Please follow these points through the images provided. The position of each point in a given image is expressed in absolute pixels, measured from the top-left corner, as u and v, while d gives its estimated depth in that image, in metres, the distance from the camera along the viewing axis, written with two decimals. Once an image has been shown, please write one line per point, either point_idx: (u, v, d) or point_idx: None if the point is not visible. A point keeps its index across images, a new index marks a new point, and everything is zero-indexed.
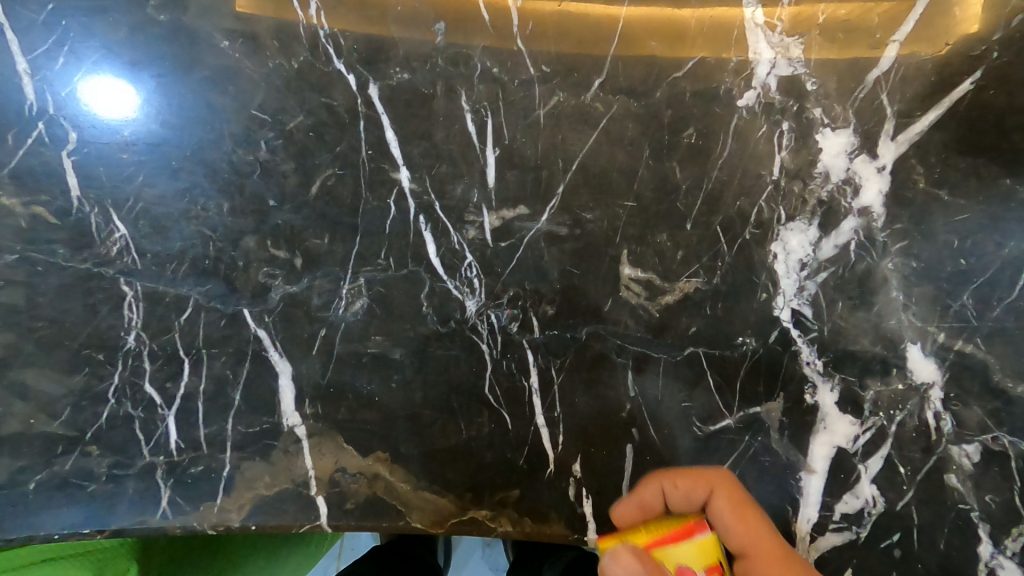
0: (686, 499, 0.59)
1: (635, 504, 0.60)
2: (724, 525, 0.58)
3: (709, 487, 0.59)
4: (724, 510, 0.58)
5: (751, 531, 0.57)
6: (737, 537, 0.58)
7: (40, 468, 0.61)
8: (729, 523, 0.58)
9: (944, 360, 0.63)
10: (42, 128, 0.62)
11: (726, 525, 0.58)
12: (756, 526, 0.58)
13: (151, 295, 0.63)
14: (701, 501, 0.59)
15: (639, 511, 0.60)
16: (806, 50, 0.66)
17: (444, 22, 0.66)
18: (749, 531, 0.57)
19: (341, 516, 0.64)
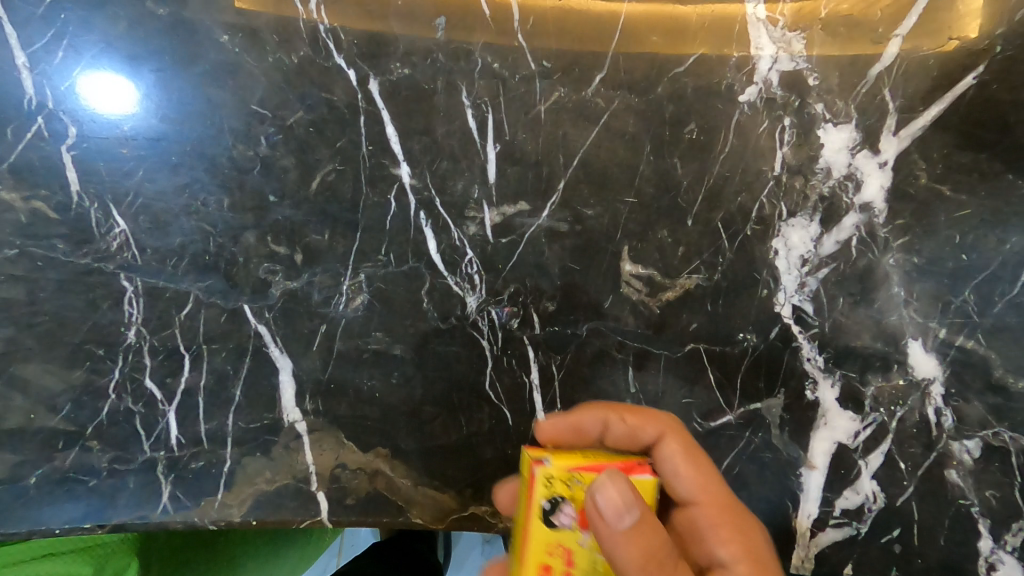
0: (631, 436, 0.56)
1: (569, 424, 0.56)
2: (672, 468, 0.55)
3: (659, 428, 0.56)
4: (673, 454, 0.55)
5: (696, 476, 0.54)
6: (684, 479, 0.55)
7: (40, 463, 0.60)
8: (680, 467, 0.55)
9: (944, 356, 0.63)
10: (40, 122, 0.62)
11: (673, 469, 0.55)
12: (704, 471, 0.55)
13: (152, 291, 0.63)
14: (647, 439, 0.56)
15: (574, 435, 0.55)
16: (808, 45, 0.65)
17: (445, 17, 0.66)
18: (699, 477, 0.54)
19: (341, 511, 0.64)
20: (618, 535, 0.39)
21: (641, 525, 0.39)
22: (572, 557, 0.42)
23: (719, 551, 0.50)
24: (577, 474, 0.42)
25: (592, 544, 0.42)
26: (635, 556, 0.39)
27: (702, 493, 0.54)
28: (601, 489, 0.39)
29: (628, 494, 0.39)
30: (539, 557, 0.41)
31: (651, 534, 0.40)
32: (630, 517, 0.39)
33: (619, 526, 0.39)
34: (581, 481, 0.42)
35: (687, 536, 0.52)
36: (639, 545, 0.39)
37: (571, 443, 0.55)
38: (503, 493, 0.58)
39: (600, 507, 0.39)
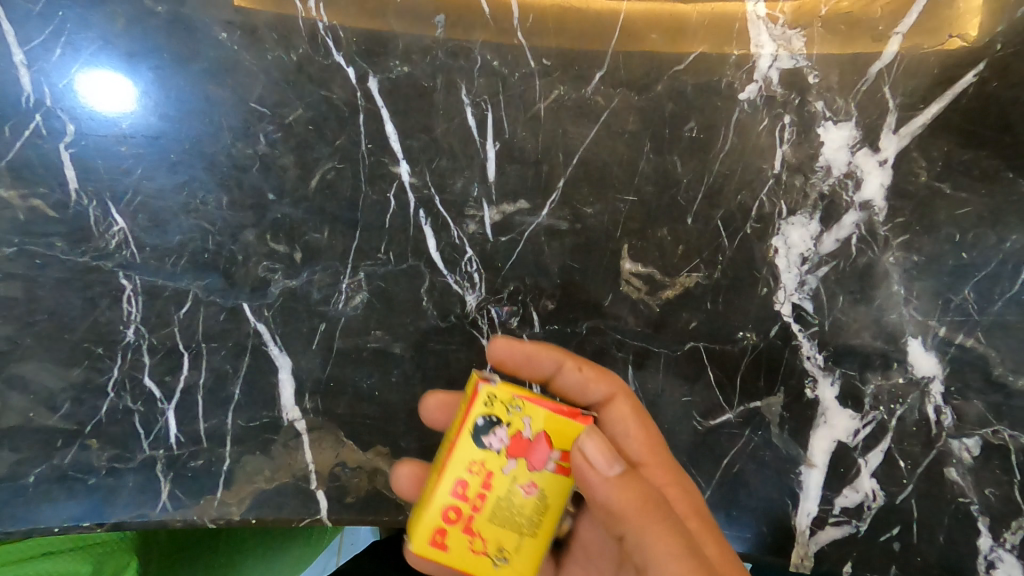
0: (582, 388, 0.59)
1: (524, 355, 0.59)
2: (622, 428, 0.57)
3: (613, 387, 0.59)
4: (623, 416, 0.58)
5: (643, 441, 0.57)
6: (633, 442, 0.57)
7: (38, 462, 0.60)
8: (630, 429, 0.57)
9: (945, 354, 0.63)
10: (38, 120, 0.62)
11: (622, 431, 0.58)
12: (649, 436, 0.57)
13: (151, 289, 0.63)
14: (598, 394, 0.59)
15: (529, 368, 0.60)
16: (808, 43, 0.65)
17: (444, 15, 0.66)
18: (647, 442, 0.57)
19: (340, 510, 0.64)
20: (609, 477, 0.45)
21: (625, 474, 0.46)
22: (492, 478, 0.49)
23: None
24: (519, 403, 0.49)
25: (515, 472, 0.49)
26: (629, 498, 0.44)
27: (648, 455, 0.56)
28: (589, 436, 0.46)
29: (610, 449, 0.46)
30: (462, 468, 0.49)
31: (639, 486, 0.45)
32: (617, 465, 0.46)
33: (608, 469, 0.45)
34: (527, 416, 0.49)
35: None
36: (630, 492, 0.45)
37: (523, 369, 0.60)
38: (433, 400, 0.61)
39: (587, 453, 0.46)
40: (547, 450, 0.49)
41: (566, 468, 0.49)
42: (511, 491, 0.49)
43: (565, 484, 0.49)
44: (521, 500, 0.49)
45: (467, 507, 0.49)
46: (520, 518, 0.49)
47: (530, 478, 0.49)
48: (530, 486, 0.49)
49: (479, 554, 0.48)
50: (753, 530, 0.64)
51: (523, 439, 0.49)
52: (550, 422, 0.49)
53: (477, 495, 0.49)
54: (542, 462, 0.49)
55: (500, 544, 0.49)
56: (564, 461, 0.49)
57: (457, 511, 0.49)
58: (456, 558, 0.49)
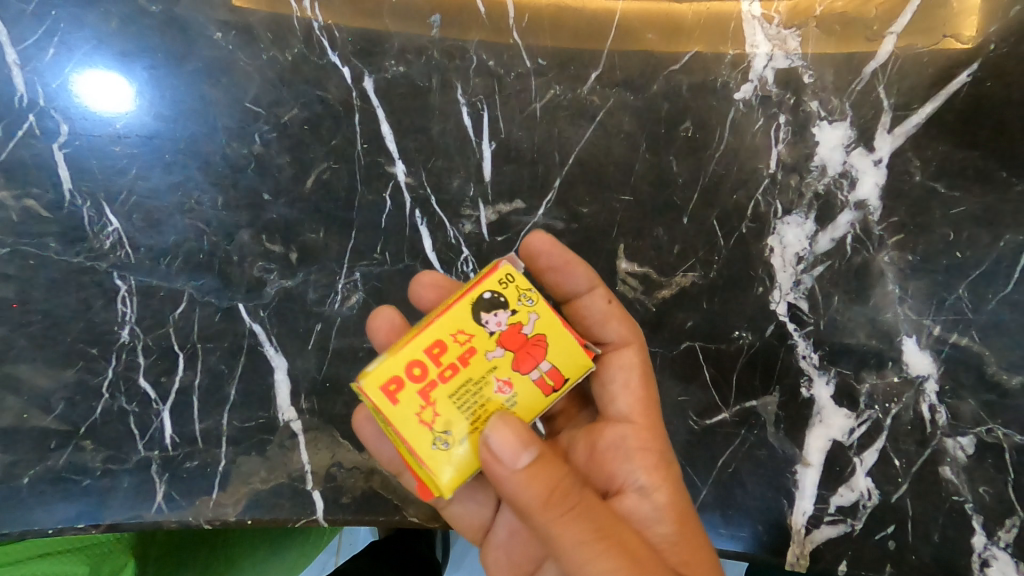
0: (601, 321, 0.58)
1: (560, 261, 0.58)
2: (622, 377, 0.56)
3: (630, 333, 0.57)
4: (629, 365, 0.56)
5: (637, 396, 0.56)
6: (626, 397, 0.56)
7: (32, 463, 0.60)
8: (631, 380, 0.56)
9: (939, 353, 0.63)
10: (32, 120, 0.62)
11: (622, 380, 0.56)
12: (647, 393, 0.56)
13: (146, 290, 0.63)
14: (614, 333, 0.57)
15: (557, 277, 0.59)
16: (802, 43, 0.66)
17: (440, 15, 0.66)
18: (642, 400, 0.56)
19: (337, 510, 0.63)
20: (515, 471, 0.43)
21: (539, 459, 0.43)
22: (472, 355, 0.49)
23: (637, 474, 0.53)
24: (533, 297, 0.50)
25: (497, 360, 0.49)
26: (539, 490, 0.43)
27: (638, 414, 0.55)
28: (500, 423, 0.44)
29: (522, 439, 0.43)
30: (448, 333, 0.49)
31: (555, 471, 0.44)
32: (525, 456, 0.43)
33: (516, 461, 0.43)
34: (534, 313, 0.49)
35: (610, 445, 0.55)
36: (541, 483, 0.43)
37: (552, 271, 0.58)
38: (427, 277, 0.60)
39: (494, 448, 0.43)
40: (537, 357, 0.49)
41: (547, 387, 0.49)
42: (483, 379, 0.48)
43: (538, 398, 0.48)
44: (488, 393, 0.48)
45: (431, 368, 0.48)
46: (478, 411, 0.48)
47: (507, 375, 0.48)
48: (504, 382, 0.48)
49: (424, 426, 0.47)
50: (749, 529, 0.64)
51: (520, 333, 0.49)
52: (553, 333, 0.49)
53: (448, 365, 0.48)
54: (526, 367, 0.48)
55: (447, 426, 0.48)
56: (549, 377, 0.49)
57: (422, 369, 0.48)
58: (398, 416, 0.47)
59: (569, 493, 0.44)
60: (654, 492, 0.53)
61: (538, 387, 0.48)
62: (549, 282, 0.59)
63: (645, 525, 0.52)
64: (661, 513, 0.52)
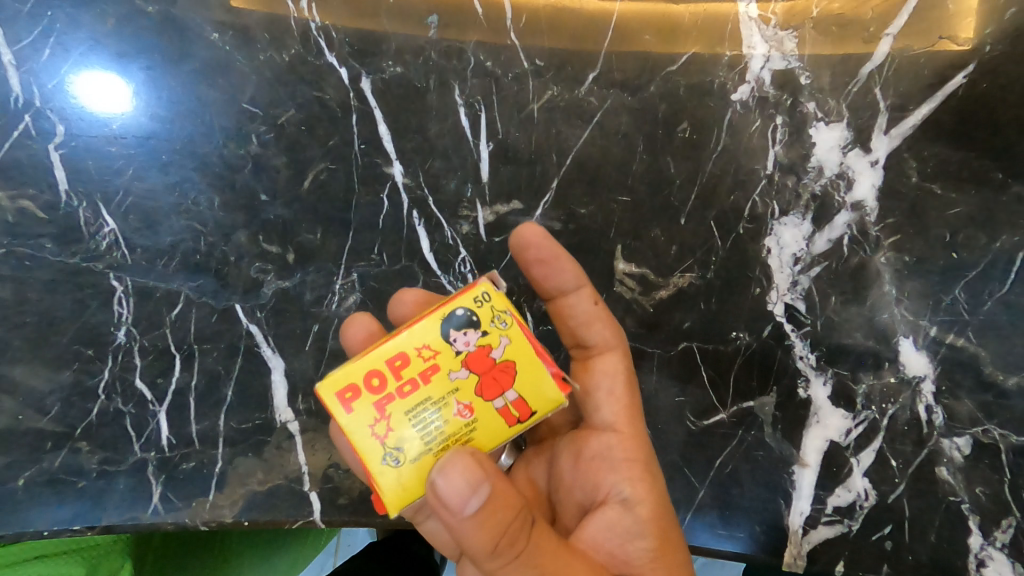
0: (586, 323, 0.58)
1: (548, 254, 0.57)
2: (607, 385, 0.56)
3: (614, 338, 0.57)
4: (614, 371, 0.57)
5: (622, 403, 0.56)
6: (611, 404, 0.56)
7: (28, 464, 0.59)
8: (616, 387, 0.56)
9: (935, 354, 0.63)
10: (28, 121, 0.61)
11: (608, 387, 0.56)
12: (631, 401, 0.56)
13: (142, 291, 0.63)
14: (597, 337, 0.57)
15: (545, 269, 0.57)
16: (799, 44, 0.66)
17: (437, 15, 0.66)
18: (626, 406, 0.56)
19: (334, 512, 0.63)
20: (460, 519, 0.40)
21: (487, 503, 0.40)
22: (435, 372, 0.46)
23: (622, 486, 0.53)
24: (507, 319, 0.46)
25: (460, 382, 0.45)
26: (484, 540, 0.40)
27: (623, 423, 0.55)
28: (451, 463, 0.40)
29: (470, 482, 0.40)
30: (413, 346, 0.46)
31: (503, 517, 0.41)
32: (472, 502, 0.40)
33: (461, 509, 0.40)
34: (506, 337, 0.46)
35: (595, 455, 0.55)
36: (486, 532, 0.40)
37: (540, 265, 0.57)
38: (410, 295, 0.59)
39: (441, 492, 0.40)
40: (503, 385, 0.45)
41: (511, 417, 0.45)
42: (443, 399, 0.45)
43: (499, 428, 0.45)
44: (447, 415, 0.45)
45: (390, 380, 0.45)
46: (434, 433, 0.45)
47: (470, 399, 0.45)
48: (465, 406, 0.45)
49: (375, 440, 0.44)
50: (746, 529, 0.64)
51: (489, 356, 0.46)
52: (523, 361, 0.46)
53: (409, 380, 0.45)
54: (491, 393, 0.45)
55: (399, 443, 0.44)
56: (514, 408, 0.45)
57: (382, 379, 0.45)
58: (349, 426, 0.44)
59: (518, 540, 0.42)
60: (637, 505, 0.52)
61: (500, 416, 0.45)
62: (536, 276, 0.58)
63: (625, 540, 0.51)
64: (643, 527, 0.51)
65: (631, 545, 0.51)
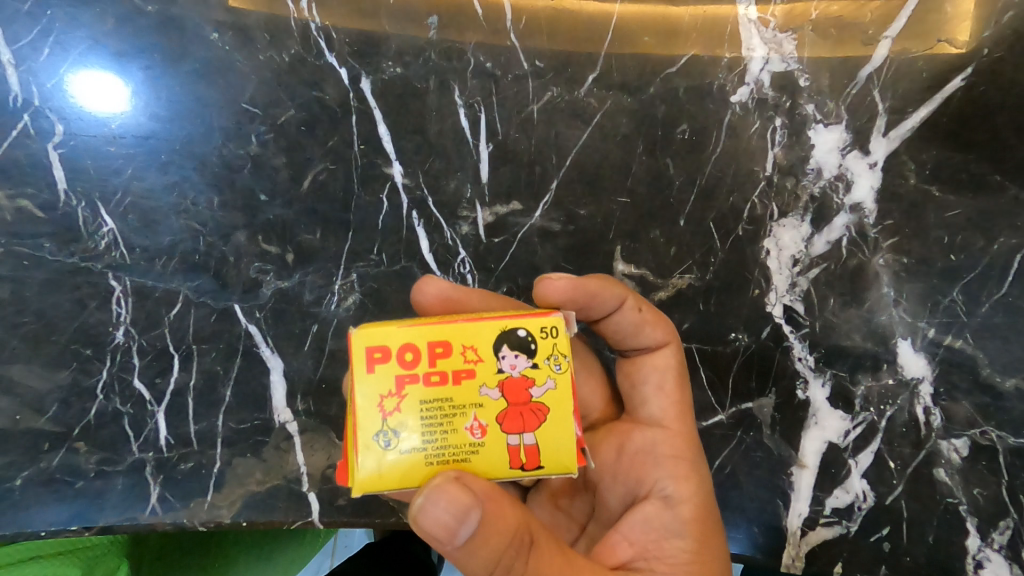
0: (634, 332, 0.56)
1: (586, 296, 0.53)
2: (656, 380, 0.56)
3: (668, 336, 0.56)
4: (665, 369, 0.56)
5: (672, 400, 0.56)
6: (659, 401, 0.56)
7: (26, 465, 0.59)
8: (665, 384, 0.56)
9: (934, 355, 0.63)
10: (27, 120, 0.61)
11: (657, 383, 0.56)
12: (681, 399, 0.56)
13: (141, 290, 0.62)
14: (650, 340, 0.56)
15: (587, 308, 0.54)
16: (798, 46, 0.66)
17: (437, 16, 0.66)
18: (673, 405, 0.56)
19: (333, 512, 0.62)
20: (451, 548, 0.39)
21: (482, 528, 0.39)
22: (468, 377, 0.43)
23: (666, 482, 0.53)
24: (561, 363, 0.45)
25: (487, 401, 0.43)
26: (478, 568, 0.40)
27: (672, 420, 0.55)
28: (436, 493, 0.38)
29: (455, 511, 0.38)
30: (461, 341, 0.43)
31: (500, 542, 0.40)
32: (463, 533, 0.39)
33: (453, 540, 0.39)
34: (552, 380, 0.44)
35: (641, 449, 0.55)
36: (481, 560, 0.40)
37: (576, 308, 0.53)
38: (432, 287, 0.57)
39: (427, 530, 0.38)
40: (526, 425, 0.44)
41: (518, 460, 0.43)
42: (462, 407, 0.43)
43: (501, 466, 0.43)
44: (458, 425, 0.43)
45: (420, 362, 0.43)
46: (437, 436, 0.43)
47: (487, 421, 0.43)
48: (479, 424, 0.43)
49: (378, 410, 0.43)
50: (745, 530, 0.64)
51: (527, 391, 0.44)
52: (557, 411, 0.44)
53: (440, 372, 0.43)
54: (510, 427, 0.43)
55: (399, 427, 0.43)
56: (525, 453, 0.44)
57: (415, 356, 0.43)
58: (359, 385, 0.43)
59: (518, 563, 0.41)
60: (680, 503, 0.52)
61: (507, 455, 0.43)
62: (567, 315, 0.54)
63: (663, 537, 0.50)
64: (683, 527, 0.51)
65: (669, 543, 0.50)
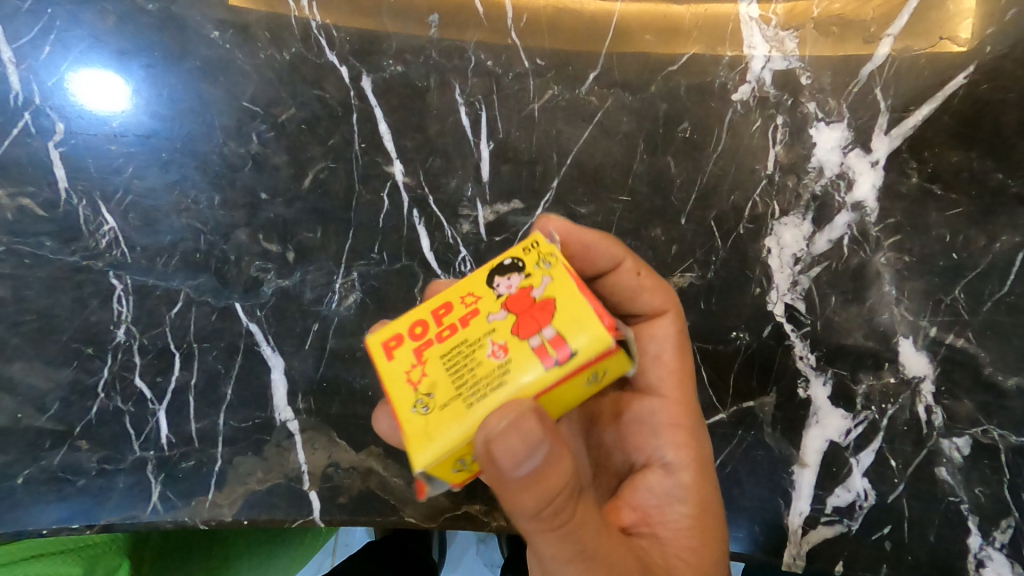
0: (632, 294, 0.56)
1: (582, 245, 0.53)
2: (655, 349, 0.56)
3: (666, 302, 0.56)
4: (667, 334, 0.56)
5: (671, 369, 0.56)
6: (659, 368, 0.56)
7: (28, 463, 0.59)
8: (664, 353, 0.56)
9: (935, 354, 0.63)
10: (27, 119, 0.62)
11: (657, 350, 0.56)
12: (682, 369, 0.56)
13: (142, 289, 0.62)
14: (648, 306, 0.56)
15: (584, 260, 0.53)
16: (800, 45, 0.66)
17: (438, 15, 0.66)
18: (674, 372, 0.56)
19: (334, 511, 0.61)
20: (511, 477, 0.38)
21: (543, 465, 0.39)
22: (474, 316, 0.43)
23: (665, 451, 0.54)
24: (550, 261, 0.44)
25: (497, 324, 0.42)
26: (530, 503, 0.40)
27: (670, 389, 0.55)
28: (532, 417, 0.37)
29: (535, 440, 0.38)
30: (458, 294, 0.44)
31: (556, 482, 0.40)
32: (528, 465, 0.38)
33: (517, 468, 0.38)
34: (549, 277, 0.43)
35: (640, 418, 0.56)
36: (534, 497, 0.39)
37: (574, 258, 0.53)
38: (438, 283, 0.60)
39: (496, 454, 0.37)
40: (541, 322, 0.41)
41: (551, 357, 0.39)
42: (478, 340, 0.42)
43: (537, 372, 0.39)
44: (481, 357, 0.41)
45: (432, 329, 0.43)
46: (467, 378, 0.40)
47: (505, 339, 0.41)
48: (500, 346, 0.41)
49: (409, 385, 0.41)
50: (747, 529, 0.63)
51: (529, 296, 0.42)
52: (564, 297, 0.42)
53: (449, 326, 0.43)
54: (526, 332, 0.41)
55: (432, 388, 0.41)
56: (552, 346, 0.40)
57: (423, 326, 0.43)
58: (388, 374, 0.42)
59: (565, 509, 0.41)
60: (680, 470, 0.53)
61: (541, 355, 0.40)
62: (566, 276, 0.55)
63: (663, 503, 0.52)
64: (684, 493, 0.52)
65: (671, 509, 0.52)
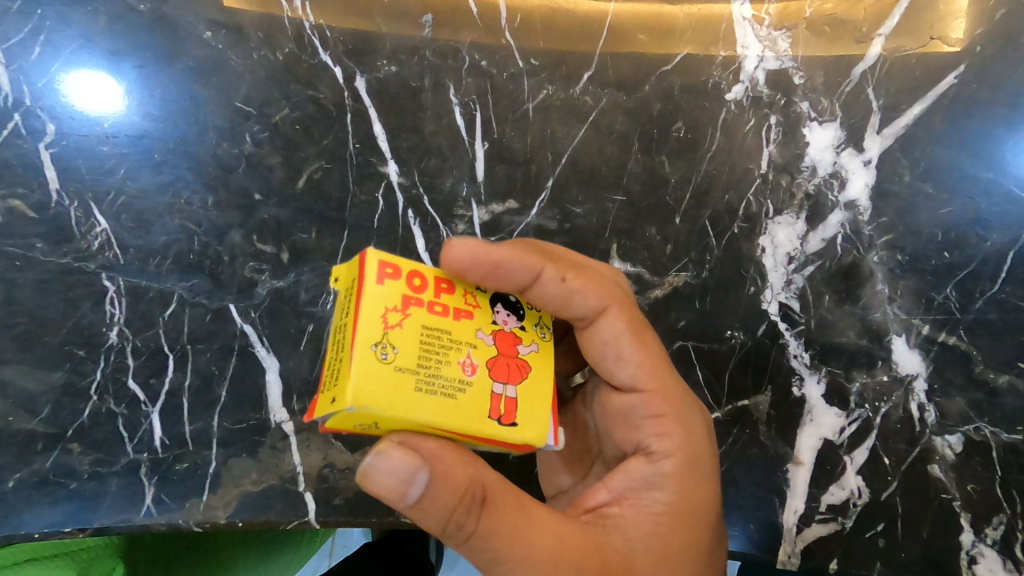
0: (570, 300, 0.50)
1: (487, 270, 0.45)
2: (612, 351, 0.52)
3: (602, 298, 0.52)
4: (617, 331, 0.52)
5: (640, 363, 0.52)
6: (628, 365, 0.52)
7: (18, 467, 0.57)
8: (623, 351, 0.52)
9: (928, 352, 0.63)
10: (18, 119, 0.61)
11: (617, 352, 0.52)
12: (649, 361, 0.53)
13: (135, 291, 0.62)
14: (585, 308, 0.51)
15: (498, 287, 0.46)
16: (793, 45, 0.67)
17: (432, 14, 0.67)
18: (648, 365, 0.53)
19: (329, 512, 0.61)
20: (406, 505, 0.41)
21: (431, 486, 0.41)
22: None
23: (648, 438, 0.51)
24: None
25: None
26: (433, 522, 0.42)
27: (647, 381, 0.52)
28: (382, 455, 0.39)
29: (407, 467, 0.40)
30: None
31: (449, 499, 0.41)
32: (413, 492, 0.40)
33: (405, 497, 0.41)
34: None
35: (620, 412, 0.54)
36: (436, 513, 0.41)
37: (482, 286, 0.45)
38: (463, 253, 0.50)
39: (376, 492, 0.40)
40: None
41: None
42: None
43: None
44: None
45: None
46: None
47: None
48: None
49: None
50: (741, 527, 0.63)
51: None
52: None
53: None
54: None
55: None
56: None
57: None
58: None
59: (471, 520, 0.42)
60: (663, 458, 0.50)
61: None
62: None
63: (640, 488, 0.50)
64: (664, 480, 0.50)
65: (647, 496, 0.49)
